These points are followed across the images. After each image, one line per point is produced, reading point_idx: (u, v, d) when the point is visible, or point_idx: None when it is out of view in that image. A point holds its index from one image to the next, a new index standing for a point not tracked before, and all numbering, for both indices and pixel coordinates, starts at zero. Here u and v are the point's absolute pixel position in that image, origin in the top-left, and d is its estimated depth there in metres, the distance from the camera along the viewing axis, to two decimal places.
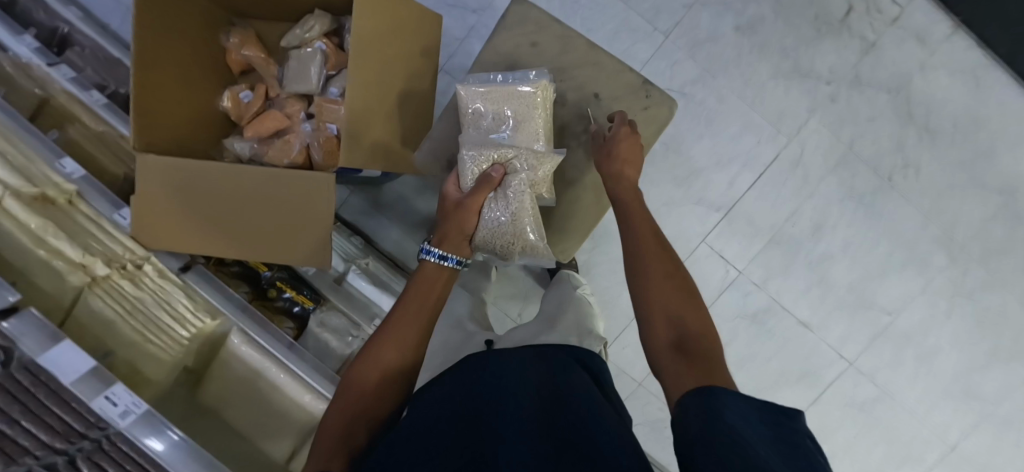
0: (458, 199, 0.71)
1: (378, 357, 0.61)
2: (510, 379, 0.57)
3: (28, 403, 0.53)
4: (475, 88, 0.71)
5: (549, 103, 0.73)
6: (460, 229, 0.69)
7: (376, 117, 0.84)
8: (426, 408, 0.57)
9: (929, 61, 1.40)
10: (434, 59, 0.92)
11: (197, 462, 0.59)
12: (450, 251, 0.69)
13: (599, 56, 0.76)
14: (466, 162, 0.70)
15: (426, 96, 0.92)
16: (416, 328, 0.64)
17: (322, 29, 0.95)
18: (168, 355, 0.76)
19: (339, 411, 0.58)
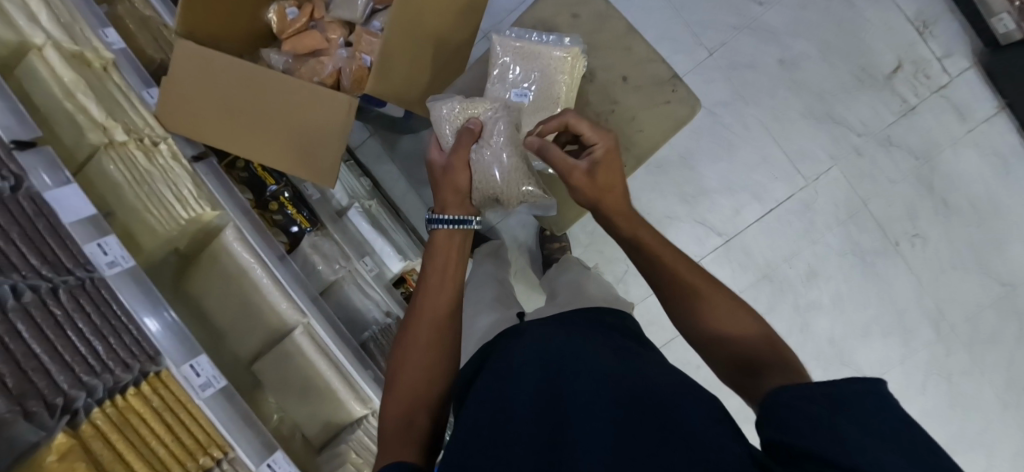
0: (443, 159, 0.67)
1: (416, 337, 0.57)
2: (566, 361, 0.56)
3: (25, 228, 0.55)
4: (510, 42, 0.74)
5: (577, 73, 0.75)
6: (455, 187, 0.64)
7: (410, 55, 0.87)
8: (494, 391, 0.56)
9: (963, 137, 1.39)
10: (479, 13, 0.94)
11: (184, 345, 0.62)
12: (458, 212, 0.63)
13: (633, 42, 0.78)
14: (442, 124, 0.71)
15: (463, 46, 0.94)
16: (445, 299, 0.60)
17: None
18: (162, 230, 0.78)
19: (391, 413, 0.53)
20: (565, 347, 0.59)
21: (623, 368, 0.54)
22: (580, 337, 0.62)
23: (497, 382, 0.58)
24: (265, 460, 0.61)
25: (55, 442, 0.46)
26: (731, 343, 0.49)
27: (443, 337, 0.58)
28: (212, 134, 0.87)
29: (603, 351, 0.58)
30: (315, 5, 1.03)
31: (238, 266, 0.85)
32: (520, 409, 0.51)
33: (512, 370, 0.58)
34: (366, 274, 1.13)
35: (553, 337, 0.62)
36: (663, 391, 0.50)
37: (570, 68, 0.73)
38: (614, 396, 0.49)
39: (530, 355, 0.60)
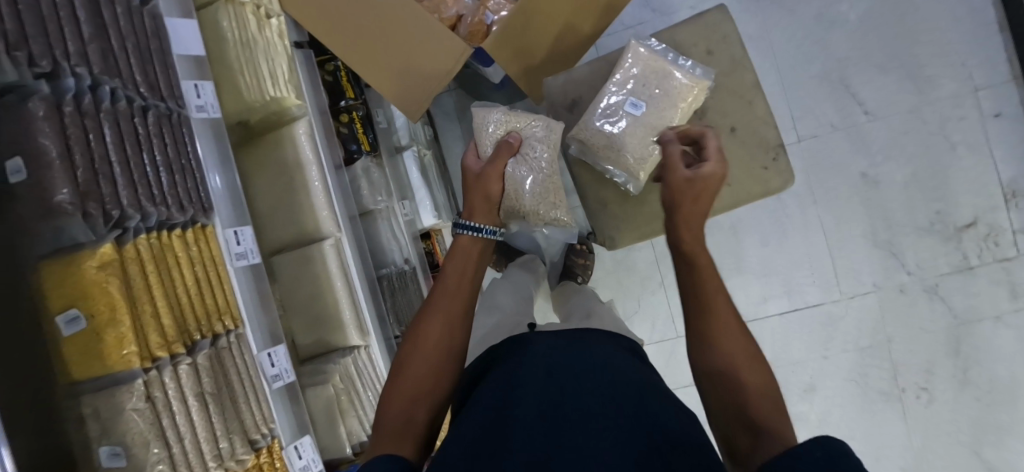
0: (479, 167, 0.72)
1: (427, 330, 0.57)
2: (571, 373, 0.56)
3: (141, 42, 0.55)
4: (643, 51, 0.73)
5: (696, 104, 0.72)
6: (486, 195, 0.66)
7: (535, 27, 0.87)
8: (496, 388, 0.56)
9: (1008, 315, 1.36)
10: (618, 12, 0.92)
11: (234, 212, 0.63)
12: (484, 222, 0.65)
13: (755, 97, 0.78)
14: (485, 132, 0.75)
15: (589, 38, 0.93)
16: (462, 299, 0.61)
17: None
18: (248, 95, 0.78)
19: (392, 405, 0.53)
20: (575, 360, 0.58)
21: (628, 386, 0.54)
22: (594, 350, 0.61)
23: (507, 384, 0.57)
24: (266, 350, 0.60)
25: (99, 250, 0.45)
26: (737, 388, 0.47)
27: (452, 337, 0.58)
28: (320, 27, 0.89)
29: (609, 368, 0.57)
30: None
31: (296, 158, 0.85)
32: (521, 409, 0.51)
33: (521, 372, 0.57)
34: (400, 217, 1.12)
35: (566, 348, 0.61)
36: (665, 415, 0.50)
37: (690, 98, 0.71)
38: (615, 413, 0.49)
39: (540, 358, 0.59)
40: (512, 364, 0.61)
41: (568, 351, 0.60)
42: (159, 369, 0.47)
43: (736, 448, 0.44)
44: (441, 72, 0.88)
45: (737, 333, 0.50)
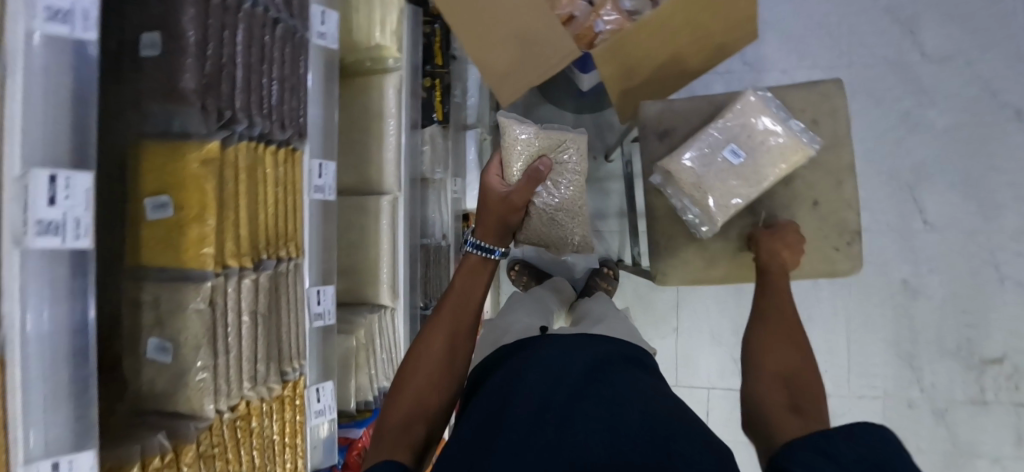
0: (503, 189, 0.71)
1: (427, 349, 0.61)
2: (572, 373, 0.56)
3: None
4: (756, 99, 0.71)
5: (796, 161, 0.71)
6: (503, 220, 0.68)
7: (651, 49, 0.86)
8: (492, 393, 0.57)
9: (1007, 460, 1.33)
10: (723, 56, 0.94)
11: (320, 144, 0.61)
12: (494, 243, 0.66)
13: (846, 177, 0.77)
14: (515, 154, 0.78)
15: (689, 74, 0.95)
16: (463, 320, 0.64)
17: None
18: (357, 34, 0.80)
19: (392, 416, 0.56)
20: (580, 362, 0.58)
21: (635, 395, 0.52)
22: (603, 359, 0.60)
23: (508, 385, 0.56)
24: (316, 287, 0.60)
25: (207, 145, 0.44)
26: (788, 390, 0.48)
27: (452, 357, 0.61)
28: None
29: (613, 376, 0.56)
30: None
31: (379, 107, 0.84)
32: (522, 404, 0.52)
33: (522, 373, 0.57)
34: (449, 193, 1.11)
35: (574, 352, 0.60)
36: (673, 424, 0.48)
37: (793, 159, 0.70)
38: (618, 420, 0.48)
39: (541, 359, 0.59)
40: (518, 363, 0.60)
41: (575, 352, 0.60)
42: (227, 277, 0.46)
43: (778, 428, 0.44)
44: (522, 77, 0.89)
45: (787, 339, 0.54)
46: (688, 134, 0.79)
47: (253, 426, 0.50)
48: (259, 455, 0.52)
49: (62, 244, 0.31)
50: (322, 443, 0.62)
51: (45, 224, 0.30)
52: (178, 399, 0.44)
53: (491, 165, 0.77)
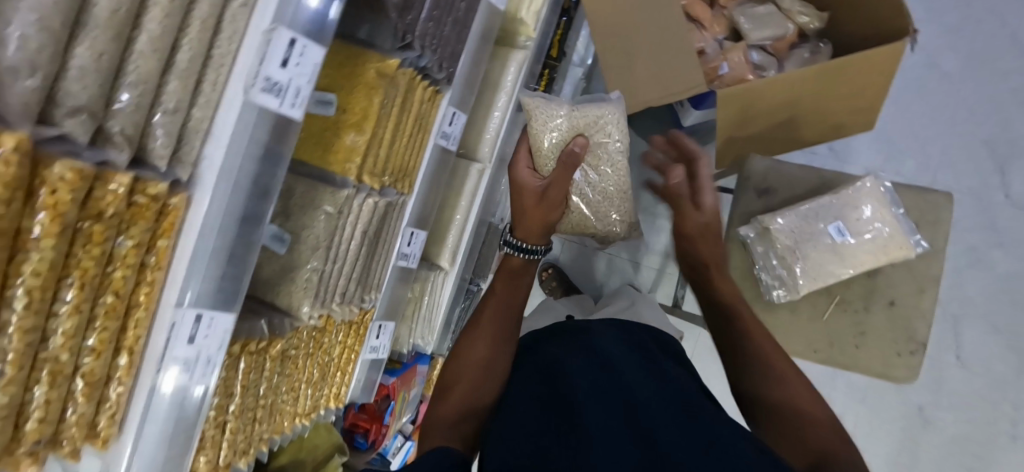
0: (539, 182, 0.63)
1: (470, 349, 0.58)
2: (590, 364, 0.51)
3: None
4: (870, 188, 0.72)
5: (893, 256, 0.72)
6: (543, 220, 0.62)
7: (774, 105, 0.88)
8: (526, 385, 0.52)
9: None
10: (834, 135, 0.96)
11: (457, 92, 0.60)
12: (528, 240, 0.63)
13: (928, 287, 0.76)
14: (546, 135, 0.67)
15: (797, 142, 0.96)
16: (504, 323, 0.61)
17: (807, 21, 1.01)
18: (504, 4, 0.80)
19: (440, 415, 0.53)
20: (620, 357, 0.53)
21: (675, 401, 0.47)
22: (649, 363, 0.54)
23: (545, 376, 0.51)
24: (411, 229, 0.59)
25: (385, 60, 0.44)
26: (789, 417, 0.50)
27: (495, 358, 0.58)
28: None
29: (642, 373, 0.51)
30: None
31: (497, 77, 0.84)
32: (548, 399, 0.47)
33: (556, 362, 0.52)
34: None
35: (606, 344, 0.56)
36: (717, 429, 0.42)
37: (892, 255, 0.71)
38: (648, 417, 0.42)
39: (575, 351, 0.54)
40: (553, 351, 0.56)
41: (610, 348, 0.55)
42: (357, 191, 0.46)
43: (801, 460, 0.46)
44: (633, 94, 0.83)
45: (773, 365, 0.55)
46: (789, 197, 0.79)
47: (323, 339, 0.52)
48: (319, 369, 0.52)
49: (279, 107, 0.31)
50: (363, 380, 0.62)
51: (271, 83, 0.30)
52: (280, 291, 0.45)
53: (519, 155, 0.67)
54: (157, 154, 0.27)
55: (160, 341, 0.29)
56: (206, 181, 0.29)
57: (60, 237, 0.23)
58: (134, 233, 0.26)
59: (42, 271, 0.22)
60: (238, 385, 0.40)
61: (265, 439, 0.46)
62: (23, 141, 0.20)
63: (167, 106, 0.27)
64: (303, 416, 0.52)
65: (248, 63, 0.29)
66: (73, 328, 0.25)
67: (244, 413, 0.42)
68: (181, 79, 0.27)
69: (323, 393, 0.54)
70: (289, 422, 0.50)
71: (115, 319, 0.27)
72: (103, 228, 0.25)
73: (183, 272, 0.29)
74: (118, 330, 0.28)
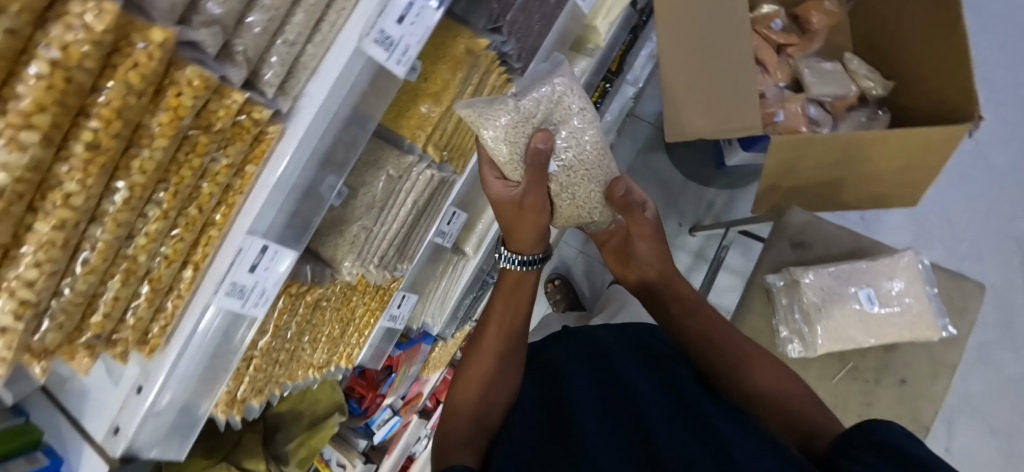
0: (511, 187, 0.46)
1: (471, 366, 0.47)
2: (584, 361, 0.45)
3: None
4: (909, 263, 0.72)
5: (918, 335, 0.71)
6: (535, 228, 0.48)
7: (825, 161, 0.87)
8: (531, 389, 0.45)
9: None
10: (878, 201, 0.96)
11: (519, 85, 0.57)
12: (524, 249, 0.50)
13: (943, 373, 0.76)
14: (489, 133, 0.44)
15: (840, 201, 0.96)
16: (504, 333, 0.49)
17: (870, 86, 1.04)
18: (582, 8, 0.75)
19: (453, 427, 0.42)
20: (621, 349, 0.48)
21: (671, 388, 0.42)
22: (654, 356, 0.48)
23: (549, 376, 0.45)
24: (452, 209, 0.57)
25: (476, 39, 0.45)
26: (781, 402, 0.44)
27: (503, 374, 0.47)
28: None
29: (647, 367, 0.45)
30: (800, 41, 1.07)
31: None
32: (548, 400, 0.42)
33: (555, 363, 0.47)
34: None
35: (604, 337, 0.50)
36: (717, 411, 0.38)
37: (917, 333, 0.71)
38: (643, 406, 0.38)
39: (573, 350, 0.48)
40: (557, 352, 0.50)
41: (610, 340, 0.50)
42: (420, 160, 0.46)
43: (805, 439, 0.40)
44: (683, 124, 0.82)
45: (750, 352, 0.48)
46: (822, 255, 0.79)
47: (353, 298, 0.52)
48: (341, 326, 0.52)
49: (385, 61, 0.30)
50: (375, 346, 0.62)
51: (384, 36, 0.30)
52: (325, 241, 0.45)
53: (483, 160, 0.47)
54: (268, 81, 0.27)
55: (223, 264, 0.29)
56: (302, 117, 0.29)
57: (172, 141, 0.22)
58: (230, 152, 0.26)
59: (147, 170, 0.22)
60: (272, 325, 0.40)
61: (279, 383, 0.47)
62: (170, 39, 0.20)
63: (288, 36, 0.27)
64: (317, 369, 0.52)
65: (367, 14, 0.29)
66: (156, 232, 0.25)
67: (272, 352, 0.42)
68: (307, 14, 0.28)
69: (337, 350, 0.54)
70: (303, 371, 0.50)
71: (192, 231, 0.27)
72: (207, 139, 0.25)
73: (260, 200, 0.29)
74: (189, 243, 0.28)
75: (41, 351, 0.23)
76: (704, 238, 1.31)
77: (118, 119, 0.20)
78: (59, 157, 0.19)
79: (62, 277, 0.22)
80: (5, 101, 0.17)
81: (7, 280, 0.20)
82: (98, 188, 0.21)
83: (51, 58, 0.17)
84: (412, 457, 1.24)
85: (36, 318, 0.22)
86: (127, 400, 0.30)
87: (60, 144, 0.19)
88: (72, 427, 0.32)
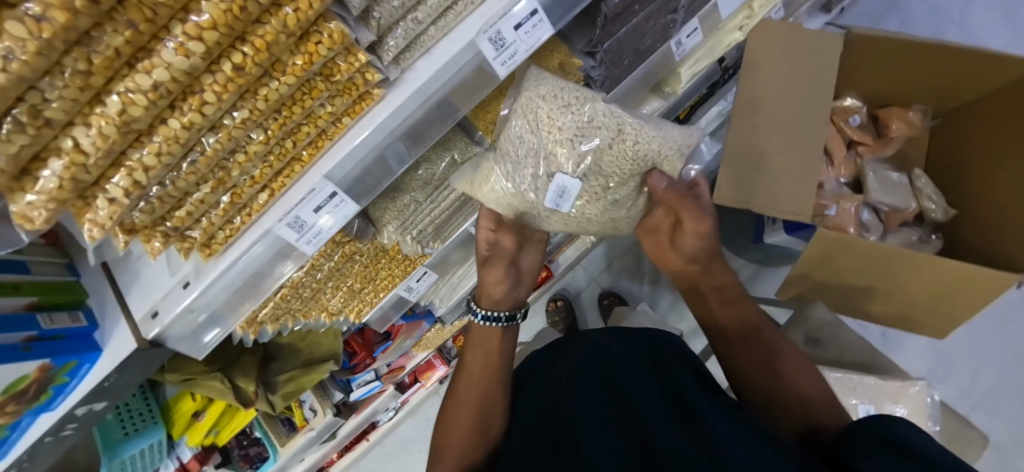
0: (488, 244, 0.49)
1: (455, 412, 0.51)
2: (584, 369, 0.45)
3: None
4: (919, 395, 0.70)
5: None
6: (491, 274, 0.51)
7: (863, 266, 0.86)
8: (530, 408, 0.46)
9: None
10: (908, 314, 0.94)
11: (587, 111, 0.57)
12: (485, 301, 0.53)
13: None
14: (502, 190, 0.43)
15: (870, 304, 0.95)
16: (484, 382, 0.52)
17: (932, 207, 1.02)
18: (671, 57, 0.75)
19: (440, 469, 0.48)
20: (622, 351, 0.47)
21: (667, 390, 0.41)
22: (652, 358, 0.47)
23: (553, 388, 0.46)
24: None
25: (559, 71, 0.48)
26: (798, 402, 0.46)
27: (486, 419, 0.50)
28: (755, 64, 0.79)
29: (643, 366, 0.44)
30: (873, 143, 1.07)
31: None
32: (553, 412, 0.42)
33: (559, 374, 0.47)
34: None
35: (604, 341, 0.49)
36: (712, 409, 0.37)
37: None
38: (641, 410, 0.37)
39: (574, 357, 0.48)
40: (558, 363, 0.50)
41: (609, 343, 0.49)
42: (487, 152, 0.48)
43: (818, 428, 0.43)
44: (750, 192, 0.77)
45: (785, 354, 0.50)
46: (833, 357, 0.78)
47: (382, 261, 0.53)
48: (363, 282, 0.54)
49: (492, 60, 0.32)
50: (384, 310, 0.65)
51: (499, 37, 0.31)
52: (377, 201, 0.47)
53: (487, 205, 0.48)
54: (388, 49, 0.29)
55: (294, 197, 0.32)
56: (406, 89, 0.31)
57: (298, 80, 0.25)
58: (336, 102, 0.28)
59: (269, 99, 0.25)
60: (310, 263, 0.43)
61: (294, 317, 0.49)
62: None
63: (418, 15, 0.29)
64: (329, 314, 0.54)
65: (490, 15, 0.32)
66: (253, 154, 0.27)
67: (300, 287, 0.45)
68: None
69: (351, 304, 0.57)
70: (316, 313, 0.52)
71: (281, 161, 0.29)
72: (324, 86, 0.27)
73: (346, 149, 0.31)
74: (273, 171, 0.30)
75: (130, 227, 0.25)
76: None
77: (266, 51, 0.22)
78: (209, 69, 0.22)
79: (169, 170, 0.24)
80: (189, 12, 0.19)
81: (131, 160, 0.22)
82: (227, 103, 0.23)
83: None
84: (376, 424, 1.27)
85: (138, 198, 0.24)
86: (173, 291, 0.33)
87: (213, 59, 0.22)
88: (117, 300, 0.35)
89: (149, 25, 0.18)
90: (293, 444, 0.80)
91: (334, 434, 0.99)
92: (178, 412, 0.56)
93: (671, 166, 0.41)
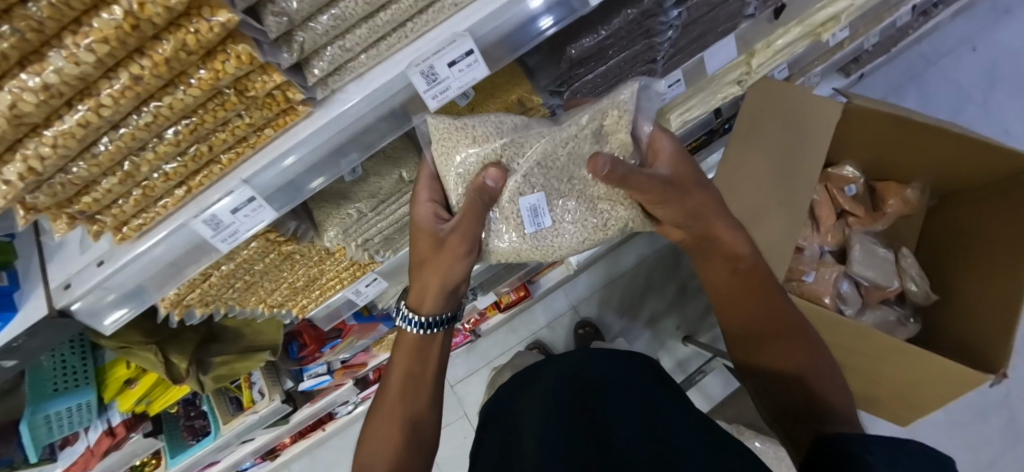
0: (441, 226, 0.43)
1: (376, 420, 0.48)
2: (561, 393, 0.48)
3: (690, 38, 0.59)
4: None
5: None
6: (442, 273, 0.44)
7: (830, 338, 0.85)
8: (511, 427, 0.49)
9: None
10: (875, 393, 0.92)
11: None
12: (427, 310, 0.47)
13: None
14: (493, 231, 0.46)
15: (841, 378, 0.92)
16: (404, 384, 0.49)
17: (917, 289, 1.00)
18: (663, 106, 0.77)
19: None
20: (608, 380, 0.50)
21: (648, 418, 0.43)
22: (636, 386, 0.49)
23: (528, 413, 0.48)
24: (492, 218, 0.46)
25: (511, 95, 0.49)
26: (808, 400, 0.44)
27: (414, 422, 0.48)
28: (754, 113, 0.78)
29: (623, 393, 0.46)
30: (865, 214, 1.05)
31: None
32: (528, 431, 0.44)
33: (538, 398, 0.50)
34: None
35: (590, 365, 0.53)
36: (686, 446, 0.38)
37: None
38: (618, 443, 0.39)
39: (552, 383, 0.51)
40: (542, 386, 0.52)
41: (592, 371, 0.52)
42: None
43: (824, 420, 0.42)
44: None
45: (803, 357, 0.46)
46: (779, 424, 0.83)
47: (327, 261, 0.54)
48: (306, 281, 0.55)
49: (423, 92, 0.33)
50: (332, 307, 0.65)
51: (431, 71, 0.32)
52: (322, 206, 0.48)
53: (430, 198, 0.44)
54: (314, 71, 0.31)
55: (212, 197, 0.33)
56: (331, 110, 0.33)
57: (205, 93, 0.26)
58: (254, 115, 0.30)
59: (175, 107, 0.26)
60: (240, 256, 0.44)
61: (227, 304, 0.50)
62: (232, 21, 0.23)
63: (346, 44, 0.31)
64: (268, 306, 0.56)
65: (425, 51, 0.33)
66: (163, 153, 0.29)
67: (232, 278, 0.46)
68: (368, 31, 0.31)
69: (293, 299, 0.58)
70: (253, 302, 0.53)
71: (196, 162, 0.31)
72: (237, 100, 0.28)
73: (267, 159, 0.33)
74: (190, 170, 0.31)
75: (31, 207, 0.27)
76: (693, 351, 1.29)
77: (165, 66, 0.24)
78: (108, 76, 0.23)
79: (72, 160, 0.26)
80: (82, 25, 0.21)
81: (27, 149, 0.24)
82: (126, 107, 0.24)
83: (128, 7, 0.21)
84: (332, 416, 1.28)
85: (37, 183, 0.26)
86: (87, 268, 0.34)
87: (112, 67, 0.23)
88: (40, 267, 0.37)
89: (37, 33, 0.20)
90: (235, 423, 0.81)
91: (286, 419, 1.00)
92: (111, 378, 0.58)
93: (616, 120, 0.43)
